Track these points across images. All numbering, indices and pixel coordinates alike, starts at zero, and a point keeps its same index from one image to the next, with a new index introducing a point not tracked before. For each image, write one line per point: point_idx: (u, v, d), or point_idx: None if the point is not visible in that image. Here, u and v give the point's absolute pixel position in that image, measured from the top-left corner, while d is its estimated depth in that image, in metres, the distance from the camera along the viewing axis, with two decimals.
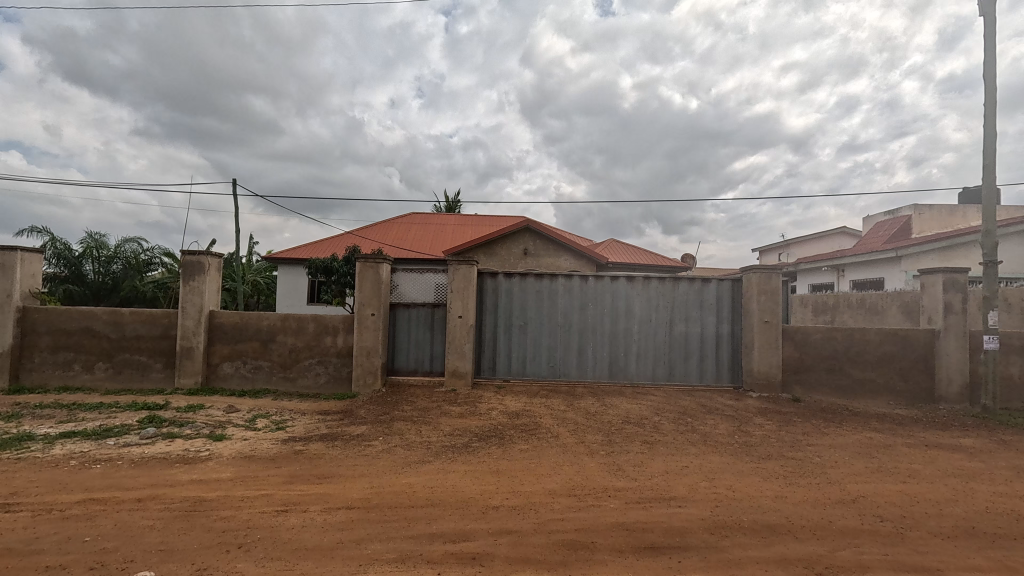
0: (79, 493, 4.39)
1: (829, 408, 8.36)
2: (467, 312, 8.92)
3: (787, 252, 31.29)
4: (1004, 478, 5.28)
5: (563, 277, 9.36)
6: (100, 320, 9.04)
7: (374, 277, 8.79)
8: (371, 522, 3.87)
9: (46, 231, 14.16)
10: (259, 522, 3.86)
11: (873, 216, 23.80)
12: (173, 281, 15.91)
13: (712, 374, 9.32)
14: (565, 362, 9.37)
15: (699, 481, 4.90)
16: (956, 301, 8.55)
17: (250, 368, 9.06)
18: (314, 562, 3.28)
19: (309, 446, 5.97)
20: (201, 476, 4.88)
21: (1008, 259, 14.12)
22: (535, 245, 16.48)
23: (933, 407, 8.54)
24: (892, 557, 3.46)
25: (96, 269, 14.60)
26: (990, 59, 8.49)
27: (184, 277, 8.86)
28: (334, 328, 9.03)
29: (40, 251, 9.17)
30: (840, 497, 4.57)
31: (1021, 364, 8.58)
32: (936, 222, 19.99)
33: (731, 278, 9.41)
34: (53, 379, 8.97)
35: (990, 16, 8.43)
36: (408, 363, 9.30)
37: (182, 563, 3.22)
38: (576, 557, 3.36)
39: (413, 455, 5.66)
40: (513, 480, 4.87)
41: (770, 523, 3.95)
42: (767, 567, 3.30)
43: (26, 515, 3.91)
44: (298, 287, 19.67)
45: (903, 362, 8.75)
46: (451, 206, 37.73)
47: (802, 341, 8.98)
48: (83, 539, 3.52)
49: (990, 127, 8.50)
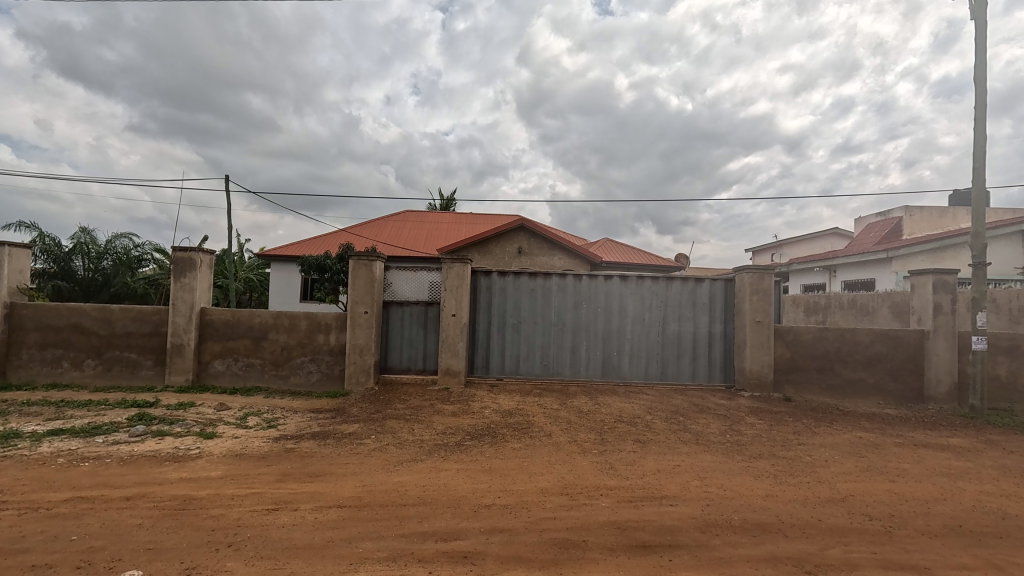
0: (65, 492, 4.32)
1: (819, 407, 8.42)
2: (461, 310, 8.92)
3: (780, 253, 31.78)
4: (992, 477, 5.33)
5: (556, 276, 9.37)
6: (89, 317, 8.95)
7: (367, 275, 8.73)
8: (361, 522, 3.85)
9: (34, 226, 13.90)
10: (249, 521, 3.83)
11: (865, 218, 24.04)
12: (164, 277, 15.81)
13: (704, 374, 9.36)
14: (558, 361, 9.38)
15: (690, 480, 4.91)
16: (946, 302, 8.62)
17: (241, 366, 9.01)
18: (305, 561, 3.25)
19: (300, 445, 5.91)
20: (190, 475, 4.82)
21: (997, 261, 14.25)
22: (529, 245, 16.46)
23: (922, 407, 8.62)
24: (880, 555, 3.49)
25: (85, 266, 14.45)
26: (980, 65, 8.57)
27: (174, 274, 8.78)
28: (327, 326, 8.99)
29: (28, 246, 9.06)
30: (830, 495, 4.61)
31: (1009, 365, 8.67)
32: (925, 224, 20.23)
33: (724, 278, 9.46)
34: (41, 376, 8.88)
35: (981, 22, 8.51)
36: (401, 362, 9.26)
37: (170, 563, 3.19)
38: (568, 556, 3.36)
39: (405, 454, 5.63)
40: (506, 478, 4.88)
41: (759, 522, 3.97)
42: (757, 566, 3.31)
43: (12, 514, 3.86)
44: (291, 284, 19.59)
45: (894, 362, 8.82)
46: (450, 204, 37.47)
47: (794, 341, 9.03)
48: (70, 538, 3.48)
49: (979, 131, 8.59)
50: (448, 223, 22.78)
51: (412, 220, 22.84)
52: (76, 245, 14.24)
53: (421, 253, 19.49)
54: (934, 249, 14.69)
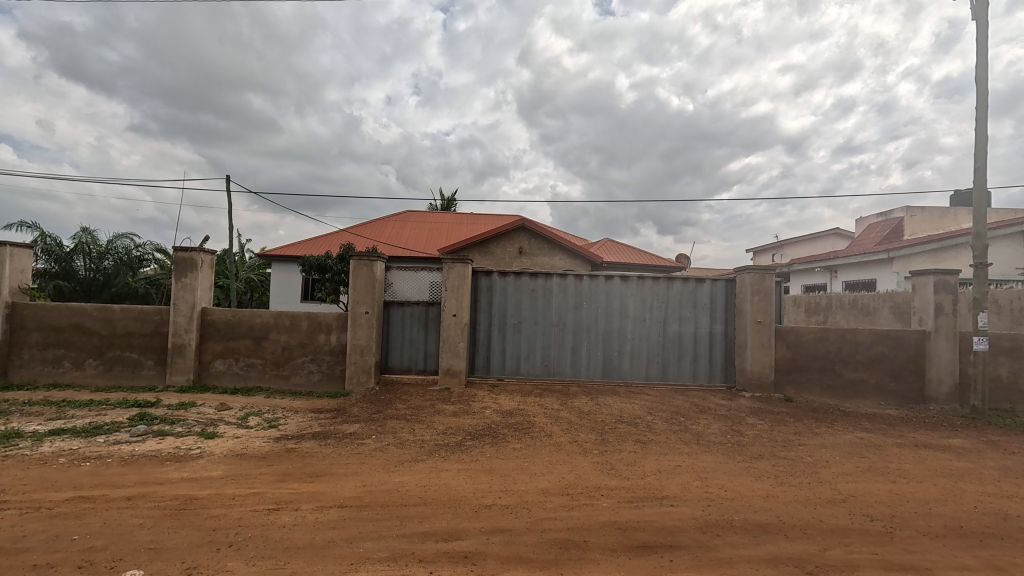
0: (67, 492, 4.32)
1: (819, 407, 8.42)
2: (461, 311, 8.92)
3: (781, 253, 31.78)
4: (993, 478, 5.33)
5: (557, 276, 9.37)
6: (91, 317, 8.96)
7: (368, 275, 8.73)
8: (361, 522, 3.85)
9: (35, 226, 13.92)
10: (250, 521, 3.83)
11: (865, 218, 24.03)
12: (165, 277, 15.83)
13: (705, 374, 9.35)
14: (559, 361, 9.38)
15: (690, 480, 4.91)
16: (947, 303, 8.62)
17: (242, 365, 9.01)
18: (306, 561, 3.26)
19: (301, 445, 5.92)
20: (191, 475, 4.82)
21: (998, 261, 14.23)
22: (530, 245, 16.46)
23: (923, 408, 8.61)
24: (881, 556, 3.49)
25: (86, 266, 14.47)
26: (981, 65, 8.56)
27: (175, 274, 8.79)
28: (328, 326, 8.99)
29: (30, 246, 9.07)
30: (830, 496, 4.61)
31: (1010, 365, 8.66)
32: (927, 224, 20.22)
33: (724, 278, 9.46)
34: (42, 375, 8.90)
35: (983, 22, 8.50)
36: (401, 362, 9.26)
37: (172, 563, 3.19)
38: (569, 556, 3.37)
39: (406, 454, 5.63)
40: (507, 478, 4.89)
41: (759, 523, 3.97)
42: (757, 567, 3.31)
43: (14, 513, 3.86)
44: (292, 284, 19.61)
45: (895, 363, 8.81)
46: (450, 205, 37.48)
47: (794, 342, 9.03)
48: (71, 538, 3.49)
49: (981, 131, 8.57)
50: (448, 223, 22.79)
51: (412, 220, 22.85)
52: (77, 245, 14.27)
53: (422, 253, 19.50)
54: (935, 249, 14.67)
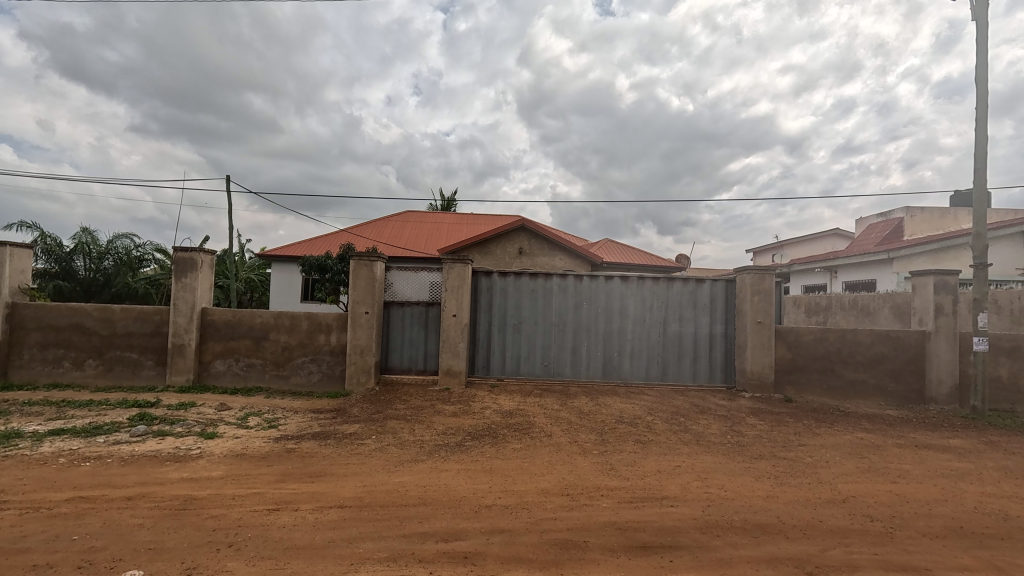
0: (67, 492, 4.32)
1: (820, 408, 8.42)
2: (461, 311, 8.92)
3: (781, 253, 31.78)
4: (993, 478, 5.33)
5: (557, 277, 9.37)
6: (91, 317, 8.96)
7: (367, 275, 8.73)
8: (361, 522, 3.85)
9: (34, 226, 13.92)
10: (250, 521, 3.83)
11: (865, 219, 24.03)
12: (165, 277, 15.84)
13: (705, 374, 9.35)
14: (559, 361, 9.38)
15: (690, 481, 4.91)
16: (947, 304, 8.61)
17: (242, 366, 9.01)
18: (306, 561, 3.25)
19: (301, 445, 5.92)
20: (191, 475, 4.82)
21: (998, 261, 14.24)
22: (530, 245, 16.47)
23: (924, 408, 8.60)
24: (881, 556, 3.48)
25: (86, 265, 14.47)
26: (981, 65, 8.56)
27: (175, 274, 8.79)
28: (328, 326, 8.99)
29: (30, 245, 9.07)
30: (830, 496, 4.60)
31: (1010, 366, 8.66)
32: (927, 224, 20.22)
33: (724, 278, 9.46)
34: (42, 376, 8.90)
35: (983, 22, 8.50)
36: (401, 362, 9.26)
37: (172, 563, 3.19)
38: (569, 557, 3.37)
39: (406, 455, 5.63)
40: (507, 478, 4.89)
41: (759, 523, 3.96)
42: (757, 567, 3.31)
43: (13, 513, 3.86)
44: (292, 284, 19.61)
45: (895, 363, 8.81)
46: (450, 205, 37.46)
47: (794, 342, 9.03)
48: (71, 538, 3.49)
49: (980, 131, 8.58)
50: (448, 223, 22.80)
51: (412, 220, 22.86)
52: (77, 245, 14.27)
53: (422, 254, 19.51)
54: (935, 249, 14.67)
